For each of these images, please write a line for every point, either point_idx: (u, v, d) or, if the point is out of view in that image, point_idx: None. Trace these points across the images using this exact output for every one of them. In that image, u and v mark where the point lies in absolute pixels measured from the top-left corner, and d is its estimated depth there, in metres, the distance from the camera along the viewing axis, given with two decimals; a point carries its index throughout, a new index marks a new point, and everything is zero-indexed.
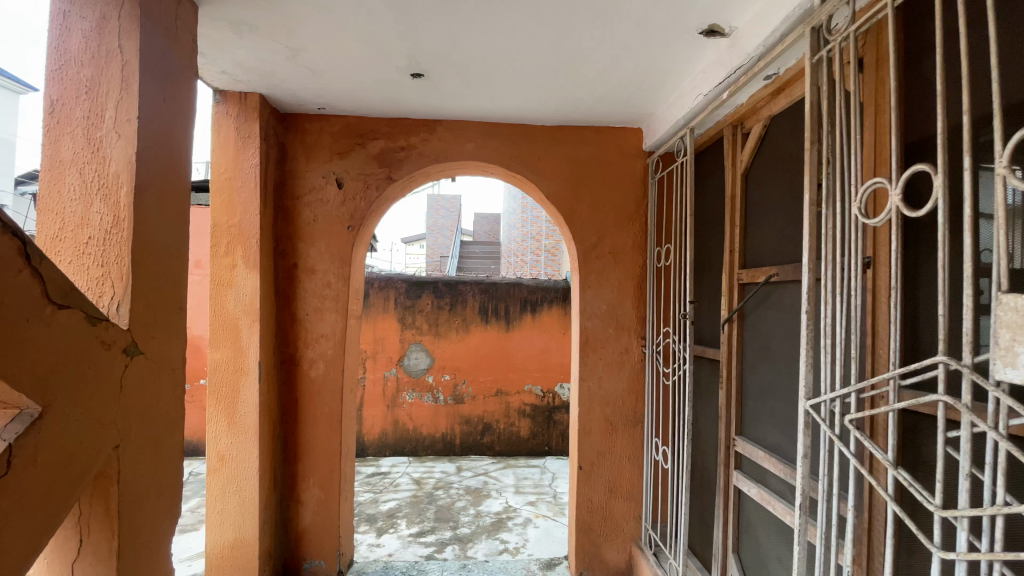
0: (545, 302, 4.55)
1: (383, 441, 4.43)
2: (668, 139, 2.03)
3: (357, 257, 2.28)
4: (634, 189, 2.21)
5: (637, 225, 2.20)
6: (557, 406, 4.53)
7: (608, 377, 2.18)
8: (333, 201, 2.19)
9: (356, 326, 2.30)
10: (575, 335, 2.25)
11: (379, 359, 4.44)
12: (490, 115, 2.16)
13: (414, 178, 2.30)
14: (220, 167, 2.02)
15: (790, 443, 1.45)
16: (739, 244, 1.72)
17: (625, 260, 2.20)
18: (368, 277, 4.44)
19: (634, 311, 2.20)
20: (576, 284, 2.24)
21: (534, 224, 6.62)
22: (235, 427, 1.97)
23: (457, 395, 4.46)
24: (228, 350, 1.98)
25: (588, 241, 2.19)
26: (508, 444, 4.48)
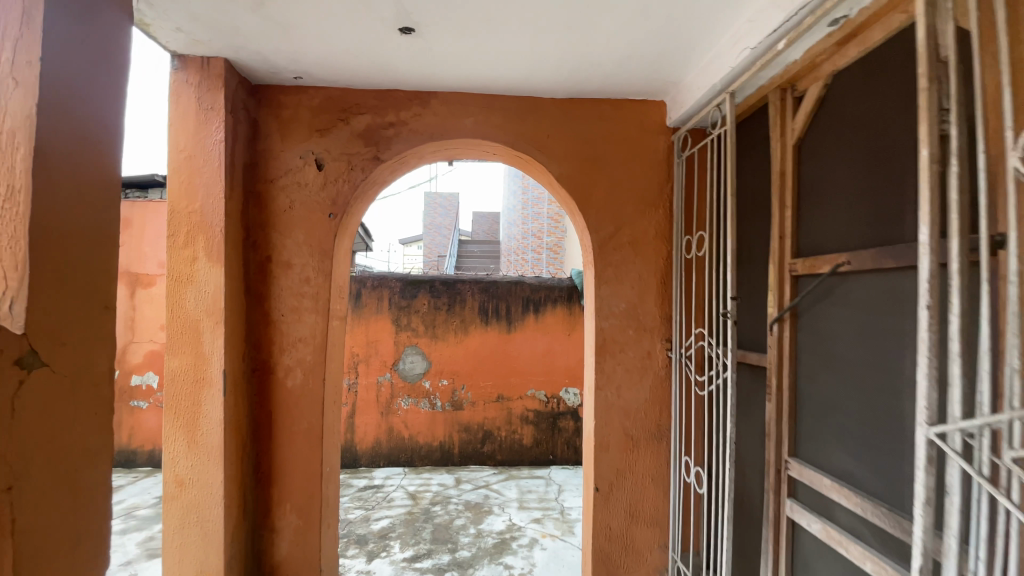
0: (549, 302, 4.26)
1: (377, 451, 4.14)
2: (698, 111, 1.76)
3: (341, 250, 2.00)
4: (658, 170, 1.93)
5: (662, 212, 1.92)
6: (562, 412, 4.24)
7: (628, 385, 1.90)
8: (312, 185, 1.90)
9: (340, 329, 2.02)
10: (589, 338, 1.97)
11: (372, 363, 4.15)
12: (492, 85, 1.88)
13: (405, 159, 2.01)
14: (177, 144, 1.73)
15: (868, 472, 1.17)
16: (791, 229, 1.45)
17: (648, 252, 1.92)
18: (360, 276, 4.17)
19: (658, 310, 1.91)
20: (591, 279, 1.96)
21: (534, 221, 6.37)
22: (197, 446, 1.69)
23: (456, 401, 4.18)
24: (187, 357, 1.70)
25: (605, 231, 1.91)
26: (510, 453, 4.20)
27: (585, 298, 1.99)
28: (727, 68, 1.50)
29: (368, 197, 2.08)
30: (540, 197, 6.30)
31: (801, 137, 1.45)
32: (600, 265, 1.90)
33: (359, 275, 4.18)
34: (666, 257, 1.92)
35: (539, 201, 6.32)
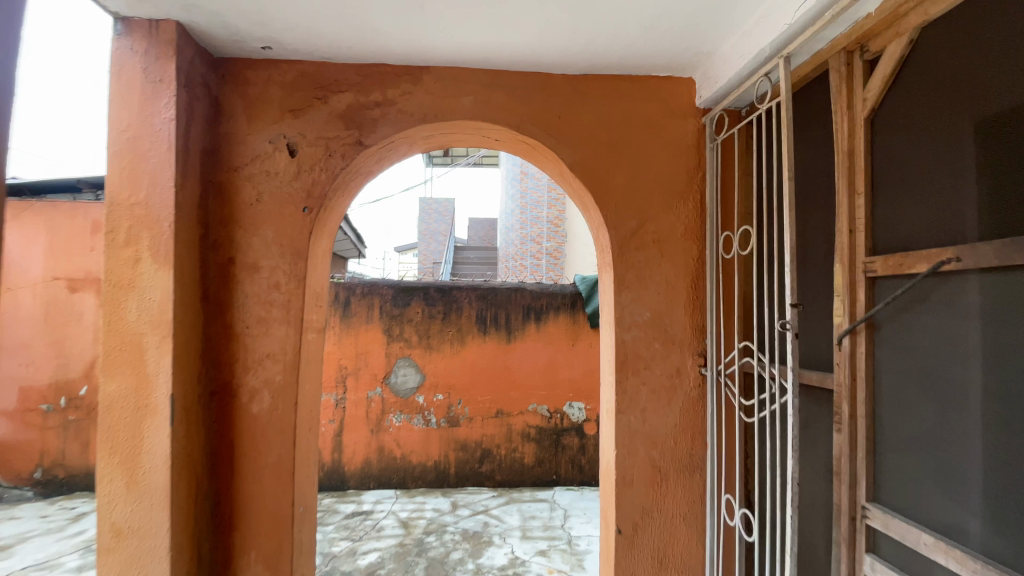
0: (551, 310, 3.98)
1: (367, 472, 3.83)
2: (738, 85, 1.49)
3: (319, 250, 1.71)
4: (687, 158, 1.67)
5: (691, 206, 1.66)
6: (566, 428, 3.94)
7: (654, 408, 1.62)
8: (283, 175, 1.62)
9: (316, 343, 1.73)
10: (607, 352, 1.69)
11: (361, 377, 3.86)
12: (494, 58, 1.60)
13: (394, 146, 1.73)
14: (119, 124, 1.46)
15: (989, 532, 0.89)
16: (865, 220, 1.18)
17: (677, 253, 1.65)
18: (349, 283, 3.90)
19: (688, 320, 1.64)
20: (608, 284, 1.69)
21: (533, 226, 6.13)
22: (138, 488, 1.40)
23: (451, 417, 3.88)
24: (126, 380, 1.41)
25: (626, 228, 1.63)
26: (511, 473, 3.89)
27: (602, 306, 1.72)
28: (779, 28, 1.24)
29: (350, 189, 1.80)
30: (538, 200, 6.12)
31: (875, 109, 1.18)
32: (620, 267, 1.63)
33: (348, 282, 3.90)
34: (697, 258, 1.65)
35: (537, 205, 6.11)
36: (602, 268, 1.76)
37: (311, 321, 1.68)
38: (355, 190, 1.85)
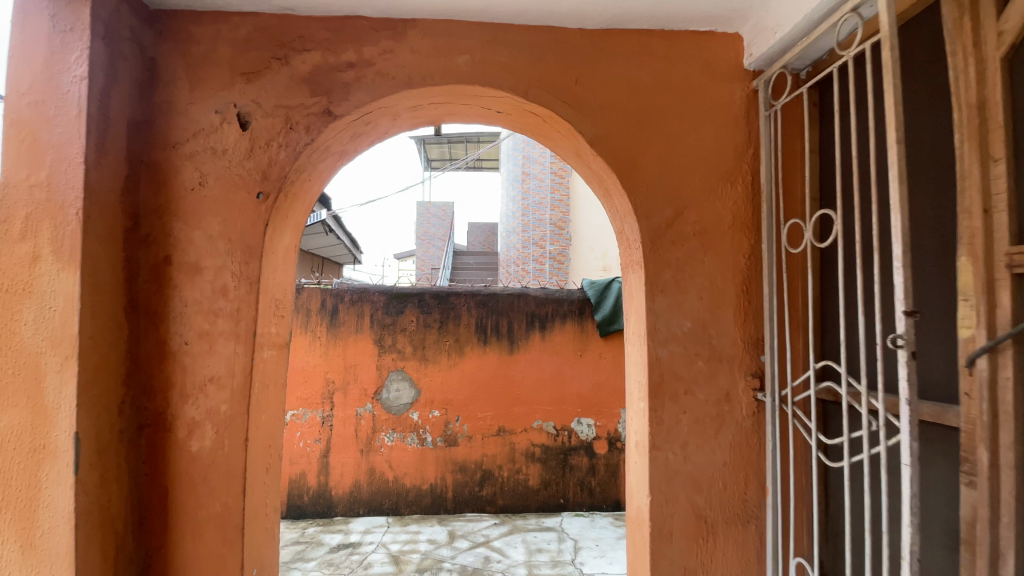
0: (557, 318, 3.63)
1: (356, 497, 3.49)
2: (807, 33, 1.17)
3: (279, 247, 1.38)
4: (735, 130, 1.34)
5: (741, 191, 1.33)
6: (574, 447, 3.58)
7: (698, 442, 1.29)
8: (234, 153, 1.29)
9: (276, 362, 1.40)
10: (636, 372, 1.36)
11: (350, 393, 3.52)
12: (497, 7, 1.28)
13: (374, 120, 1.41)
14: (18, 83, 1.13)
15: None
16: (1010, 196, 0.86)
17: (724, 249, 1.32)
18: (338, 290, 3.58)
19: (739, 331, 1.31)
20: (637, 287, 1.36)
21: (536, 228, 5.81)
22: (35, 555, 1.06)
23: (449, 436, 3.54)
24: (20, 416, 1.07)
25: (661, 217, 1.31)
26: (514, 497, 3.54)
27: (632, 315, 1.40)
28: None
29: (320, 174, 1.47)
30: (541, 201, 5.81)
31: (1015, 45, 0.86)
32: (653, 267, 1.30)
33: (337, 288, 3.58)
34: (749, 255, 1.32)
35: (540, 207, 5.79)
36: (629, 268, 1.44)
37: (268, 334, 1.35)
38: (327, 175, 1.53)
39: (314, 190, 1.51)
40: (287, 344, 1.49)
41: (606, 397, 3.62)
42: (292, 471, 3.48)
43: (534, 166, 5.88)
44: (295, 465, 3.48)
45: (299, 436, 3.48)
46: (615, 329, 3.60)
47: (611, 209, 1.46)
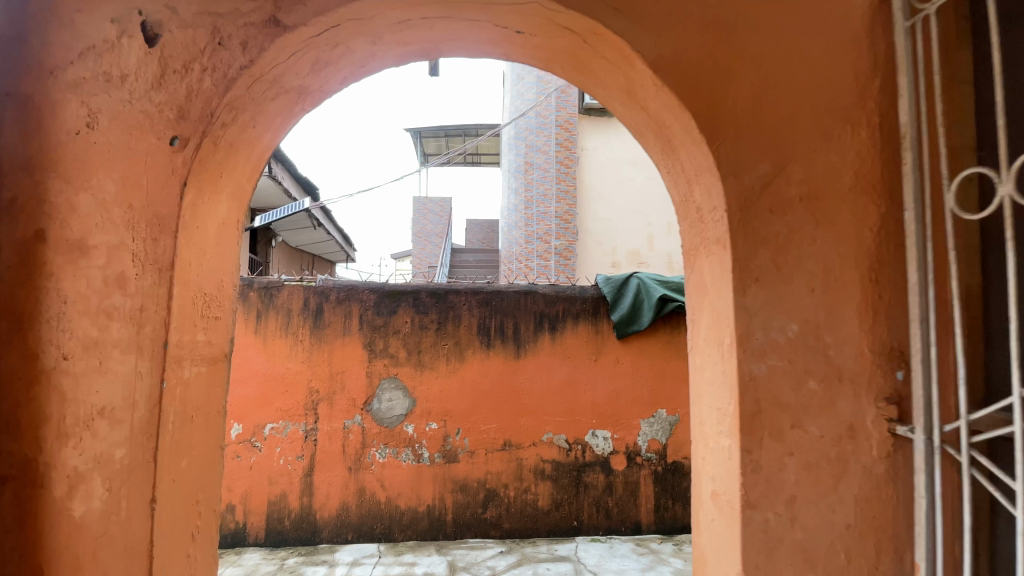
0: (568, 319, 3.22)
1: (343, 521, 3.07)
2: None
3: (208, 218, 0.99)
4: (855, 53, 0.95)
5: (866, 139, 0.94)
6: (589, 463, 3.16)
7: (810, 498, 0.90)
8: (138, 83, 0.90)
9: (204, 382, 0.99)
10: (715, 395, 0.98)
11: (336, 404, 3.12)
12: None
13: (343, 41, 1.01)
14: None
15: None
16: None
17: (842, 221, 0.93)
18: (323, 287, 3.17)
19: (867, 337, 0.92)
20: (715, 276, 0.97)
21: (539, 222, 5.25)
22: None
23: (448, 451, 3.13)
24: None
25: (755, 176, 0.92)
26: (521, 521, 3.12)
27: (707, 313, 1.01)
28: None
29: (269, 122, 1.07)
30: (545, 192, 5.28)
31: None
32: (744, 246, 0.91)
33: (321, 286, 3.17)
34: (879, 229, 0.92)
35: (544, 199, 5.27)
36: (699, 249, 1.05)
37: (189, 344, 0.95)
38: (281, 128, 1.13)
39: (263, 147, 1.10)
40: (226, 355, 1.08)
41: (624, 406, 3.20)
42: (271, 493, 3.06)
43: (538, 155, 5.35)
44: (274, 485, 3.06)
45: (279, 452, 3.08)
46: (633, 330, 3.17)
47: (673, 169, 1.07)
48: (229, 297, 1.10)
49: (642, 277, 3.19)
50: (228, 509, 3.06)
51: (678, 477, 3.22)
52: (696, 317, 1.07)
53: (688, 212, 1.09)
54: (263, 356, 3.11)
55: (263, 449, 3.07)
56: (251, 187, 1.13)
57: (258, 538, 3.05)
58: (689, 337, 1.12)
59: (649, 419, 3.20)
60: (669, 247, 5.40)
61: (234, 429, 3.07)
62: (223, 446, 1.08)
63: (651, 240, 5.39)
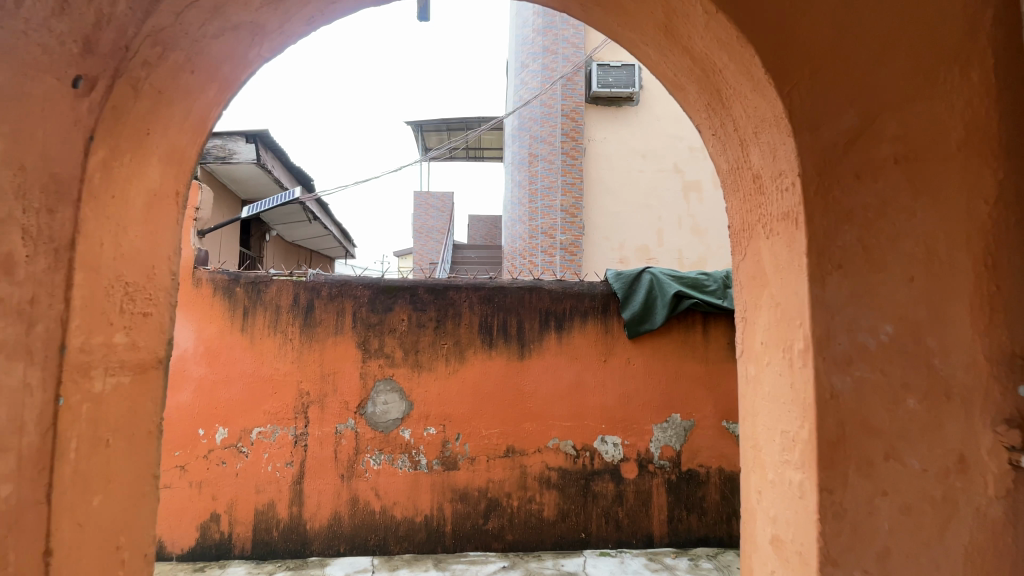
0: (576, 317, 3.00)
1: (335, 533, 2.86)
2: None
3: (128, 186, 0.80)
4: None
5: (977, 85, 0.73)
6: (598, 471, 2.95)
7: (906, 550, 0.71)
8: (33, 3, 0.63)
9: (126, 396, 0.80)
10: (778, 413, 0.78)
11: (327, 407, 2.92)
12: None
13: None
14: None
15: None
16: None
17: (946, 193, 0.73)
18: (314, 283, 2.96)
19: (982, 341, 0.71)
20: (781, 263, 0.78)
21: (544, 216, 5.04)
22: None
23: (447, 458, 2.92)
24: None
25: (835, 132, 0.73)
26: (525, 533, 2.91)
27: (767, 307, 0.82)
28: None
29: (212, 66, 0.92)
30: (550, 185, 5.07)
31: None
32: (824, 223, 0.71)
33: (312, 281, 2.97)
34: (997, 200, 0.72)
35: (549, 192, 5.05)
36: (756, 230, 0.85)
37: (99, 347, 0.76)
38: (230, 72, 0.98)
39: (200, 102, 0.92)
40: (163, 361, 0.90)
41: (635, 410, 2.98)
42: (258, 502, 2.86)
43: (542, 146, 5.13)
44: (262, 493, 2.86)
45: (267, 458, 2.88)
46: (645, 330, 2.96)
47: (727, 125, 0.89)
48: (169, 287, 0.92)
49: (656, 273, 2.95)
50: (212, 518, 2.86)
51: (694, 487, 2.98)
52: (751, 313, 0.88)
53: (744, 184, 0.89)
54: (250, 356, 2.91)
55: (250, 455, 2.88)
56: (194, 151, 0.97)
57: (244, 550, 2.84)
58: (742, 339, 0.93)
59: (662, 424, 2.98)
60: (679, 242, 5.17)
61: (219, 434, 2.88)
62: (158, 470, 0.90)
63: (660, 235, 5.16)
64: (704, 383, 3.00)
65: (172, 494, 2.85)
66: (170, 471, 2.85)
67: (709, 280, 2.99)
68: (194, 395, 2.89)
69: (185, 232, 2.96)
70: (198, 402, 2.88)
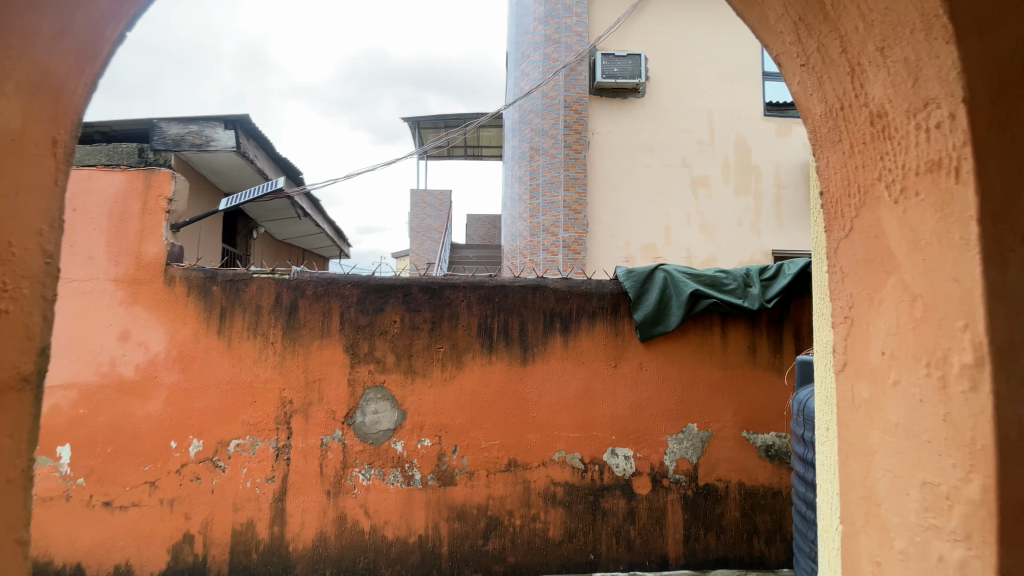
0: (583, 319, 2.76)
1: (321, 555, 2.61)
2: None
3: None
4: None
5: None
6: (607, 486, 2.70)
7: None
8: None
9: None
10: (920, 459, 0.69)
11: (312, 417, 2.67)
12: None
13: None
14: None
15: None
16: None
17: None
18: (299, 281, 2.71)
19: None
20: (922, 238, 0.70)
21: (546, 213, 4.80)
22: None
23: (444, 473, 2.67)
24: None
25: (1018, 36, 0.62)
26: (528, 554, 2.66)
27: (895, 264, 0.75)
28: None
29: None
30: (552, 180, 4.83)
31: None
32: (1001, 171, 0.63)
33: (296, 279, 2.71)
34: None
35: (551, 187, 4.82)
36: (879, 192, 0.78)
37: None
38: None
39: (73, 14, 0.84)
40: (26, 378, 0.81)
41: (648, 420, 2.73)
42: (235, 521, 2.61)
43: (544, 140, 4.89)
44: (240, 512, 2.61)
45: (246, 473, 2.63)
46: (659, 332, 2.72)
47: (830, 46, 0.84)
48: (41, 275, 0.83)
49: (670, 270, 2.72)
50: (185, 539, 2.61)
51: (712, 503, 2.73)
52: (867, 311, 0.80)
53: (858, 139, 0.83)
54: (228, 361, 2.66)
55: (227, 470, 2.63)
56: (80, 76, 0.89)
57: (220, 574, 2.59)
58: (844, 337, 0.86)
59: (678, 435, 2.74)
60: (688, 240, 4.96)
61: (194, 446, 2.63)
62: (32, 521, 0.82)
63: (669, 232, 4.94)
64: (724, 390, 2.76)
65: (141, 513, 2.60)
66: (140, 487, 2.61)
67: (728, 278, 2.75)
68: (166, 405, 2.64)
69: (157, 225, 2.71)
70: (170, 412, 2.64)
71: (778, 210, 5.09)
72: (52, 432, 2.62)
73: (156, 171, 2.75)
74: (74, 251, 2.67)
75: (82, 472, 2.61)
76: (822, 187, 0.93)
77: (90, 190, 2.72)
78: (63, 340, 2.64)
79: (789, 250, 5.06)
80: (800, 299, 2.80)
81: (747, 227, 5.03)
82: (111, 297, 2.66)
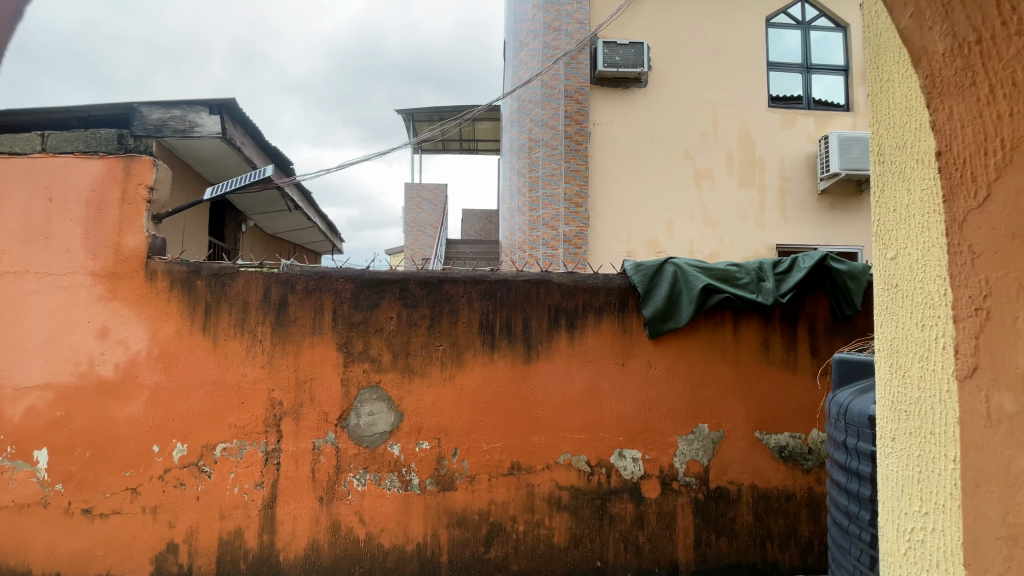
0: (590, 315, 2.63)
1: (314, 565, 2.46)
2: None
3: None
4: None
5: None
6: (615, 490, 2.58)
7: None
8: None
9: None
10: None
11: (303, 419, 2.52)
12: None
13: None
14: None
15: None
16: None
17: None
18: (289, 275, 2.55)
19: None
20: None
21: (545, 206, 4.67)
22: None
23: (443, 477, 2.54)
24: None
25: None
26: (533, 562, 2.53)
27: None
28: None
29: None
30: (552, 172, 4.70)
31: None
32: None
33: (286, 273, 2.56)
34: None
35: (551, 179, 4.68)
36: None
37: None
38: None
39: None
40: None
41: (658, 421, 2.61)
42: (223, 530, 2.46)
43: (544, 131, 4.75)
44: (227, 520, 2.46)
45: (234, 478, 2.48)
46: (669, 328, 2.59)
47: None
48: None
49: (680, 263, 2.58)
50: (169, 549, 2.45)
51: (723, 507, 2.62)
52: (1013, 298, 0.72)
53: (1003, 81, 0.74)
54: (214, 360, 2.50)
55: (213, 475, 2.48)
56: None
57: None
58: (974, 324, 0.78)
59: (688, 436, 2.62)
60: (691, 234, 4.85)
61: (178, 451, 2.48)
62: None
63: (671, 226, 4.82)
64: (736, 389, 2.64)
65: (122, 521, 2.45)
66: (121, 494, 2.45)
67: (741, 272, 2.62)
68: (148, 407, 2.48)
69: (138, 216, 2.54)
70: (152, 414, 2.48)
71: (782, 204, 4.99)
72: (26, 435, 2.45)
73: (136, 158, 2.58)
74: (50, 244, 2.50)
75: (60, 478, 2.45)
76: (940, 145, 0.85)
77: (66, 178, 2.55)
78: (38, 337, 2.47)
79: (793, 245, 4.97)
80: (814, 294, 2.69)
81: (751, 221, 4.93)
82: (89, 293, 2.50)
